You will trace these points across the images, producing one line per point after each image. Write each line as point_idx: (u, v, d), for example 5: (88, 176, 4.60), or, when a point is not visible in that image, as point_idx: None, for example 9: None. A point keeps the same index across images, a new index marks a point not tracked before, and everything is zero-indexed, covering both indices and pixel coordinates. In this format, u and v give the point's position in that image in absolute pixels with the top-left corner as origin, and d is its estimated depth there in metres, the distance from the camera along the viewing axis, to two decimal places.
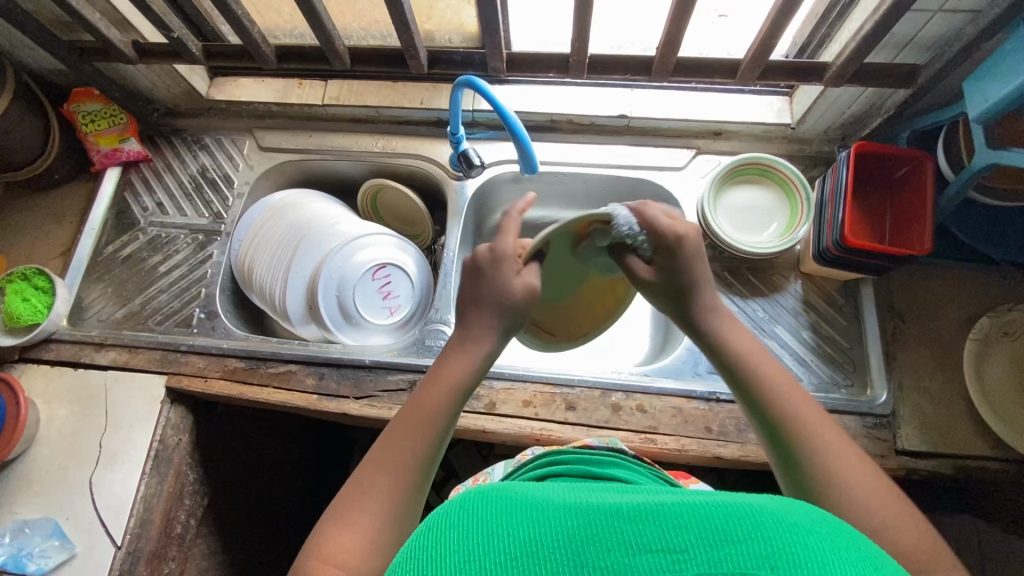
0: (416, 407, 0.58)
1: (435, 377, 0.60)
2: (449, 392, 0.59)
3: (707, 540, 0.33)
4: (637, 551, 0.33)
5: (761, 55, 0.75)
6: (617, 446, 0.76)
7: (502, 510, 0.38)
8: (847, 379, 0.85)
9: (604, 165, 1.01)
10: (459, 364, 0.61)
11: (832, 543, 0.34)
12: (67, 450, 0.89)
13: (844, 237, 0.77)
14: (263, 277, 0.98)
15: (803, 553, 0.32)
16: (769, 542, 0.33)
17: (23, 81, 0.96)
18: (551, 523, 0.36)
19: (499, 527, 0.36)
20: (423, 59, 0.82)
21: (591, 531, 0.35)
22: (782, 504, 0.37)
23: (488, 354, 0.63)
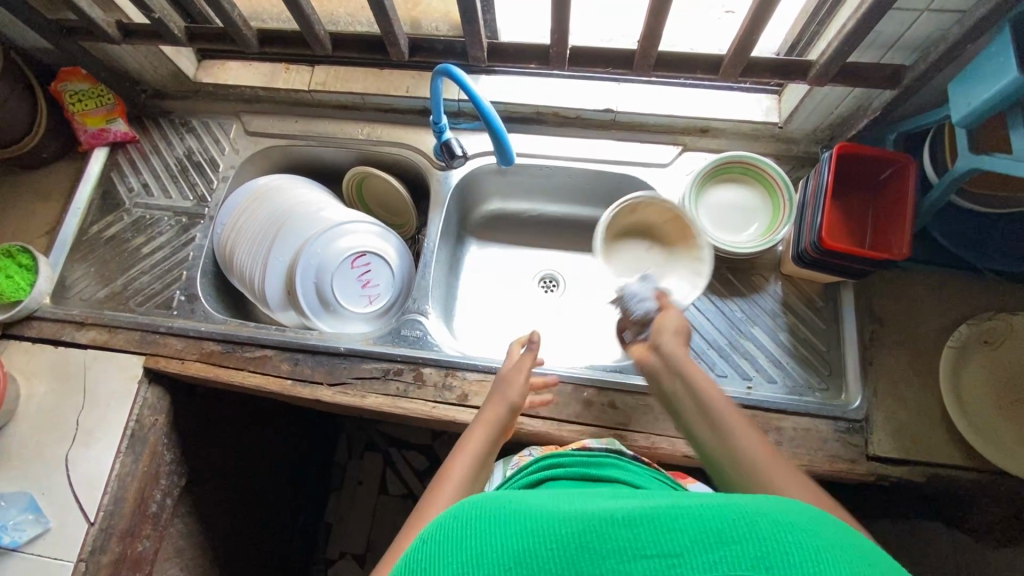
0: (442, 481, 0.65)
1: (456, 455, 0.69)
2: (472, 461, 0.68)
3: (701, 543, 0.33)
4: (632, 557, 0.33)
5: (742, 51, 0.73)
6: (616, 445, 0.77)
7: (497, 518, 0.38)
8: (822, 383, 0.84)
9: (590, 159, 1.00)
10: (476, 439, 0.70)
11: (828, 542, 0.33)
12: (45, 427, 0.90)
13: (822, 239, 0.76)
14: (244, 262, 0.99)
15: (796, 552, 0.32)
16: (763, 543, 0.32)
17: (11, 59, 0.97)
18: (547, 530, 0.36)
19: (498, 536, 0.36)
20: (403, 47, 0.81)
21: (588, 539, 0.35)
22: (778, 502, 0.36)
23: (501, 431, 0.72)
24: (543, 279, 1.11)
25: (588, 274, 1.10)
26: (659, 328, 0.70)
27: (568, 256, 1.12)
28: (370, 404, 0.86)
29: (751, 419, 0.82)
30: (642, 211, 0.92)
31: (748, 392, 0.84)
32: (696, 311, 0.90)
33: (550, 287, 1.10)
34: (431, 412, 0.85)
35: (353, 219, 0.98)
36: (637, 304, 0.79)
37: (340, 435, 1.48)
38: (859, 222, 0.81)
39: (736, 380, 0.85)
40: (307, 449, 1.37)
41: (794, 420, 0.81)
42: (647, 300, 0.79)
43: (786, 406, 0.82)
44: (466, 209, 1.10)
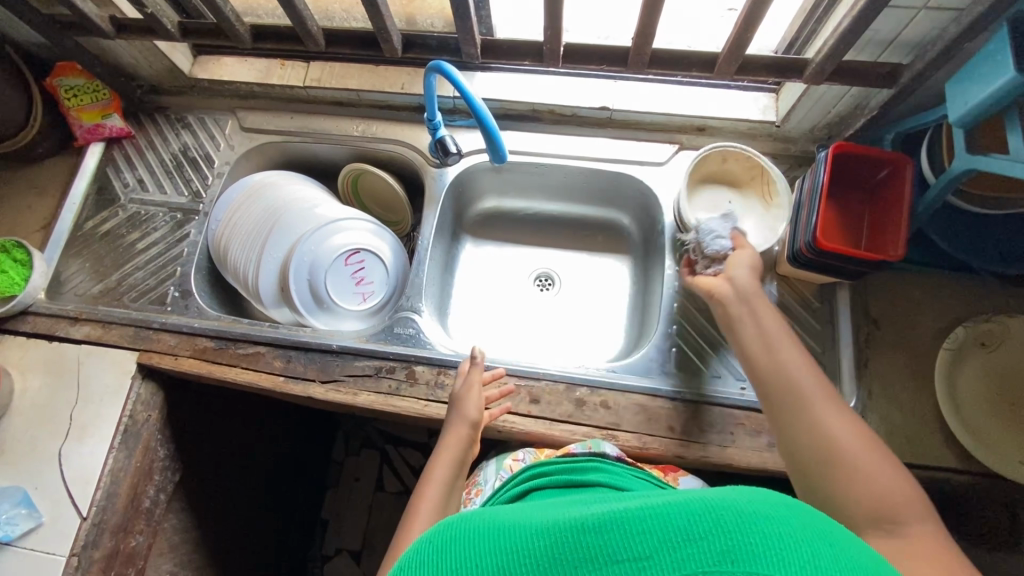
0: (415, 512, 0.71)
1: (425, 484, 0.73)
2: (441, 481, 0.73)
3: (670, 542, 0.32)
4: (603, 564, 0.32)
5: (738, 48, 0.72)
6: (601, 448, 0.76)
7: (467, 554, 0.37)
8: None
9: (585, 157, 0.99)
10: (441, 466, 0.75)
11: (790, 527, 0.33)
12: (39, 422, 0.91)
13: (817, 239, 0.75)
14: (238, 258, 0.98)
15: (761, 543, 0.32)
16: (728, 536, 0.32)
17: (6, 54, 0.96)
18: (517, 548, 0.36)
19: (468, 559, 0.37)
20: (397, 44, 0.81)
21: (556, 550, 0.34)
22: (740, 490, 0.36)
23: (464, 455, 0.77)
24: (539, 278, 1.10)
25: (584, 273, 1.10)
26: (732, 263, 0.76)
27: (564, 255, 1.11)
28: (362, 401, 0.86)
29: (745, 420, 0.81)
30: (733, 162, 0.89)
31: (742, 393, 0.83)
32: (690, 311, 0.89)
33: (546, 286, 1.09)
34: (422, 410, 0.85)
35: (351, 219, 0.98)
36: (711, 240, 0.79)
37: (337, 431, 1.48)
38: (854, 223, 0.80)
39: (730, 380, 0.85)
40: (303, 446, 1.37)
41: None
42: (722, 238, 0.79)
43: None
44: (461, 207, 1.10)
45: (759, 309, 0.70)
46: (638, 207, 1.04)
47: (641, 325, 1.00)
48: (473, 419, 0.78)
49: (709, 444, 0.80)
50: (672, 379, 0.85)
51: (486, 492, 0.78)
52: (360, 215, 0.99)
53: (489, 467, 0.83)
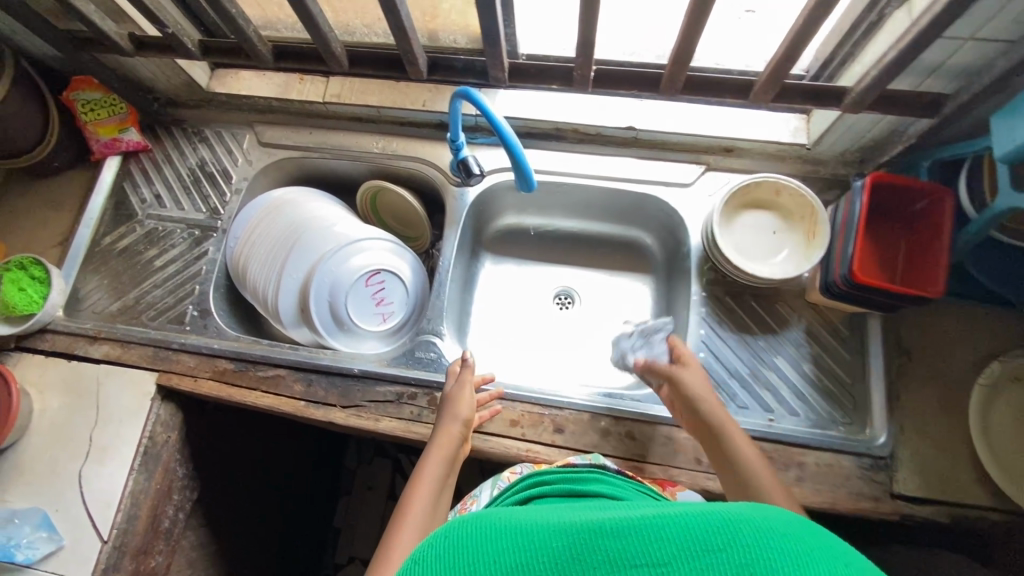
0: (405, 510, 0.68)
1: (415, 482, 0.71)
2: (432, 486, 0.71)
3: (690, 550, 0.31)
4: (621, 569, 0.32)
5: (777, 75, 0.70)
6: (601, 462, 0.75)
7: (483, 543, 0.37)
8: (846, 417, 0.83)
9: (609, 177, 0.97)
10: (433, 463, 0.73)
11: (815, 548, 0.31)
12: (59, 443, 0.90)
13: (853, 272, 0.73)
14: (257, 278, 0.97)
15: (784, 560, 0.30)
16: (750, 552, 0.31)
17: (23, 68, 0.95)
18: (536, 548, 0.35)
19: (484, 554, 0.36)
20: (422, 67, 0.79)
21: (577, 554, 0.33)
22: (765, 508, 0.35)
23: (454, 455, 0.75)
24: (558, 296, 1.09)
25: (605, 292, 1.08)
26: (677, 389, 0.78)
27: (584, 273, 1.10)
28: (383, 427, 0.85)
29: (772, 453, 0.80)
30: (787, 197, 0.86)
31: (769, 424, 0.82)
32: (718, 338, 0.88)
33: (566, 305, 1.08)
34: None
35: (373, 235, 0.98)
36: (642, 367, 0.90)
37: (349, 440, 1.47)
38: (890, 250, 0.78)
39: (758, 412, 0.83)
40: (316, 457, 1.37)
41: (816, 455, 0.80)
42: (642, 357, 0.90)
43: (809, 440, 0.80)
44: (481, 225, 1.08)
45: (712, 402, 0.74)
46: (662, 227, 1.02)
47: None
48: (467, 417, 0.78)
49: None
50: None
51: (481, 501, 0.76)
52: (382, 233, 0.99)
53: (486, 484, 0.80)
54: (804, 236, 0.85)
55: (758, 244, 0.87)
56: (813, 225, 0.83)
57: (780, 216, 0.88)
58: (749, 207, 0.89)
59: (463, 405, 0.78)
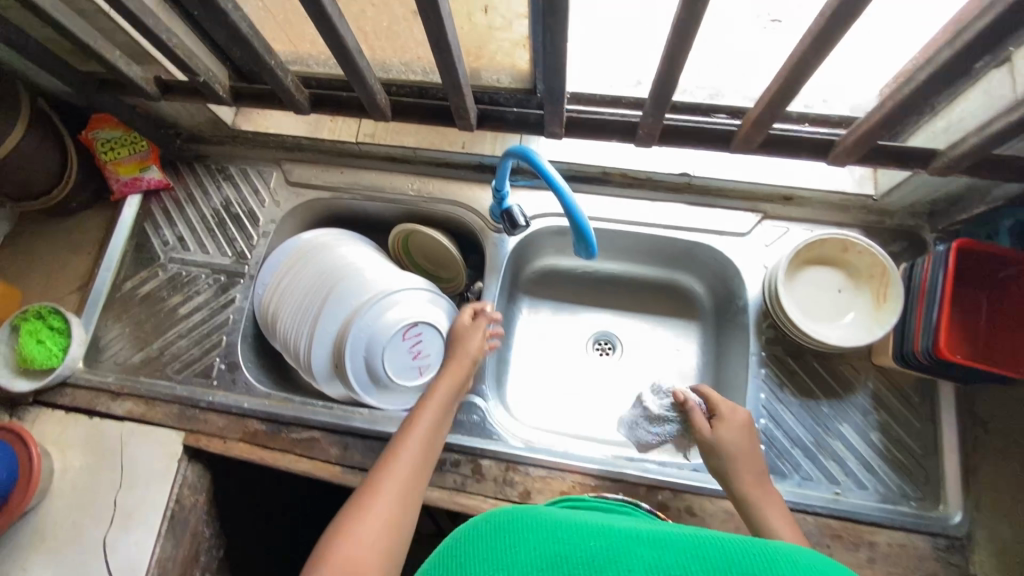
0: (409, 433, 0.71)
1: (419, 412, 0.74)
2: (440, 406, 0.75)
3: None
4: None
5: (866, 141, 0.62)
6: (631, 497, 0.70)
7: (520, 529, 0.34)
8: (917, 491, 0.78)
9: (659, 225, 0.92)
10: (439, 396, 0.76)
11: None
12: (81, 506, 0.86)
13: (937, 345, 0.68)
14: (288, 329, 0.92)
15: None
16: None
17: (39, 107, 0.90)
18: (576, 544, 0.32)
19: (519, 548, 0.32)
20: (473, 121, 0.75)
21: (618, 554, 0.31)
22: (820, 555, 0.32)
23: (462, 382, 0.80)
24: (598, 343, 1.03)
25: (649, 341, 1.02)
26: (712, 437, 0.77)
27: (627, 320, 1.04)
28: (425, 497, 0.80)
29: (841, 532, 0.75)
30: (855, 254, 0.81)
31: (836, 499, 0.77)
32: (778, 403, 0.83)
33: (606, 351, 1.02)
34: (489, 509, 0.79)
35: (410, 281, 0.93)
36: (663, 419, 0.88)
37: None
38: (974, 307, 0.72)
39: (823, 485, 0.79)
40: None
41: (888, 534, 0.75)
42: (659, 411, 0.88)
43: (880, 518, 0.76)
44: (518, 269, 1.04)
45: (740, 460, 0.73)
46: (713, 275, 0.96)
47: None
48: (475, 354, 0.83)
49: None
50: None
51: None
52: (417, 279, 0.95)
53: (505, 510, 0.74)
54: (873, 296, 0.80)
55: (824, 306, 0.82)
56: (885, 288, 0.78)
57: (846, 273, 0.83)
58: (812, 265, 0.84)
59: (472, 343, 0.82)
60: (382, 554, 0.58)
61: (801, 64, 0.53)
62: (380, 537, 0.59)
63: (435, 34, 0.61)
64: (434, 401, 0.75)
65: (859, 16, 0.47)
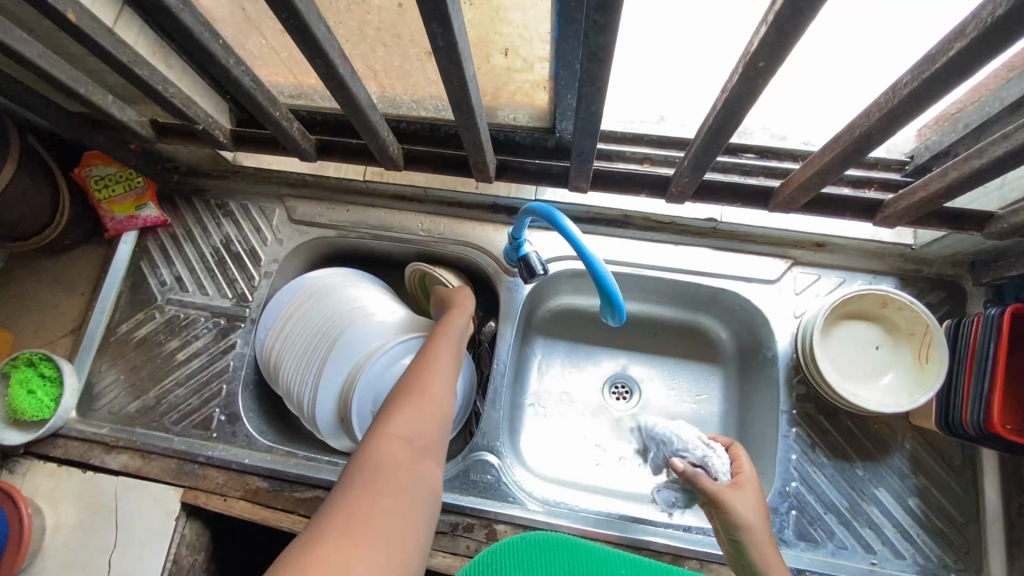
0: (427, 357, 0.70)
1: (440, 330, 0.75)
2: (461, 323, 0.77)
3: None
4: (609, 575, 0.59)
5: (919, 206, 0.58)
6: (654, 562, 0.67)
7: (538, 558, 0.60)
8: (958, 562, 0.74)
9: (683, 270, 0.88)
10: (454, 331, 0.76)
11: None
12: (73, 568, 0.81)
13: (989, 419, 0.64)
14: (292, 377, 0.88)
15: None
16: None
17: (29, 145, 0.85)
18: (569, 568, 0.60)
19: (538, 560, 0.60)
20: (492, 174, 0.71)
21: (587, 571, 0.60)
22: None
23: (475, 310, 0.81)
24: (616, 388, 0.99)
25: (668, 387, 0.98)
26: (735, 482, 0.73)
27: (646, 363, 1.00)
28: (436, 565, 0.75)
29: None
30: (894, 310, 0.76)
31: (872, 570, 0.73)
32: (811, 464, 0.78)
33: (624, 397, 0.98)
34: None
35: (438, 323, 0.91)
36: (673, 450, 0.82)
37: None
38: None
39: (858, 554, 0.74)
40: None
41: None
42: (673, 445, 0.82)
43: None
44: (532, 311, 0.99)
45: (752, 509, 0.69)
46: (739, 321, 0.92)
47: None
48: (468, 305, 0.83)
49: None
50: (793, 551, 0.74)
51: None
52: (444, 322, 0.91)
53: None
54: (912, 356, 0.75)
55: (858, 363, 0.78)
56: (926, 349, 0.73)
57: (883, 329, 0.79)
58: (847, 318, 0.79)
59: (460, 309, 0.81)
60: (418, 445, 0.59)
61: (863, 138, 0.48)
62: (423, 423, 0.61)
63: (457, 94, 0.57)
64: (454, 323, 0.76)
65: (935, 97, 0.42)
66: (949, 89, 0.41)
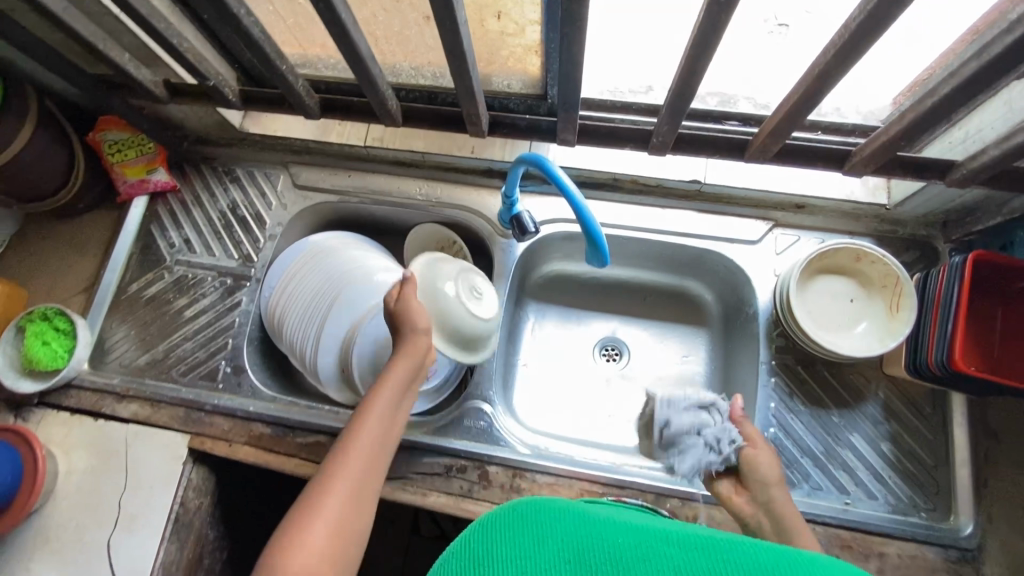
0: (350, 445, 0.65)
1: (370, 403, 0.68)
2: (394, 392, 0.70)
3: None
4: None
5: (881, 151, 0.63)
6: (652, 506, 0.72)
7: (547, 516, 0.37)
8: (928, 502, 0.77)
9: (669, 232, 0.92)
10: (373, 420, 0.67)
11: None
12: (85, 509, 0.85)
13: (952, 357, 0.67)
14: (295, 332, 0.92)
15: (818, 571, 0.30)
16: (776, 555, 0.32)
17: (47, 108, 0.89)
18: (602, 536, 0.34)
19: (543, 548, 0.34)
20: (485, 127, 0.75)
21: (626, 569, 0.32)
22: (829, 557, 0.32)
23: (420, 363, 0.72)
24: (605, 349, 1.03)
25: (655, 348, 1.02)
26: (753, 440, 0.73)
27: (635, 325, 1.04)
28: (431, 503, 0.80)
29: (850, 542, 0.75)
30: (868, 264, 0.81)
31: (846, 509, 0.77)
32: (789, 411, 0.82)
33: (613, 358, 1.02)
34: None
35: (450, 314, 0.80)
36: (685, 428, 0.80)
37: None
38: None
39: (833, 494, 0.78)
40: None
41: (898, 545, 0.75)
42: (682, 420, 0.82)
43: (890, 528, 0.75)
44: (525, 275, 1.03)
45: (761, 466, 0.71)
46: (723, 283, 0.96)
47: None
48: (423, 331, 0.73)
49: None
50: None
51: None
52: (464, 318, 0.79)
53: None
54: (885, 306, 0.80)
55: (834, 314, 0.82)
56: (897, 298, 0.78)
57: (857, 281, 0.83)
58: (824, 272, 0.83)
59: (411, 339, 0.72)
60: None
61: (822, 76, 0.53)
62: (329, 541, 0.57)
63: (450, 45, 0.61)
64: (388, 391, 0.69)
65: (882, 29, 0.46)
66: (892, 20, 0.45)
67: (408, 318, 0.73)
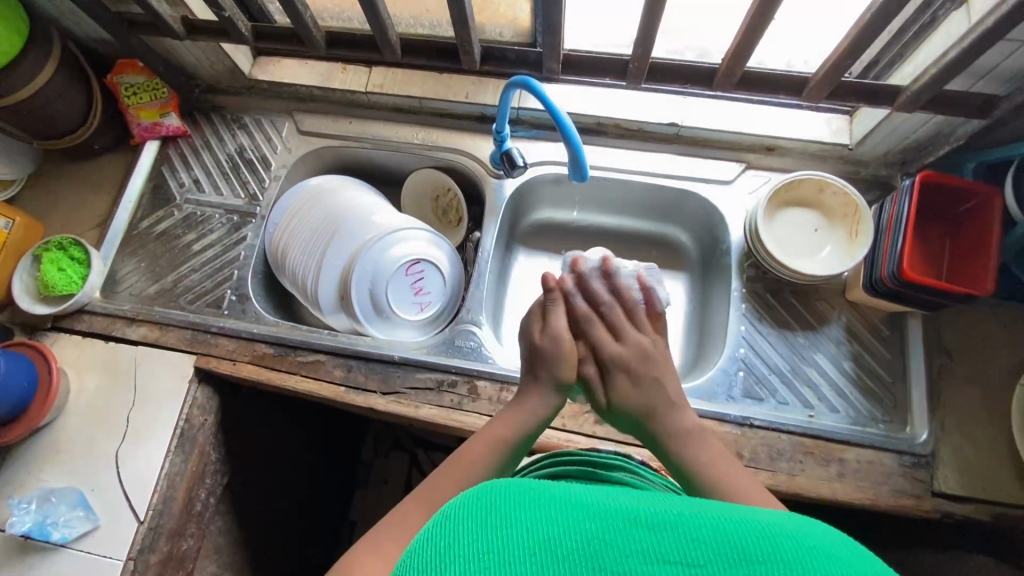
0: (436, 488, 0.56)
1: (470, 453, 0.60)
2: (498, 445, 0.61)
3: (734, 555, 0.29)
4: (657, 561, 0.29)
5: (834, 73, 0.70)
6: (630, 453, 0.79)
7: (511, 497, 0.33)
8: (886, 415, 0.83)
9: (651, 172, 0.98)
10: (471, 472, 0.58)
11: (818, 543, 0.30)
12: (95, 423, 0.90)
13: (901, 268, 0.74)
14: (296, 263, 0.97)
15: (798, 541, 0.30)
16: (758, 526, 0.31)
17: (69, 49, 0.96)
18: (568, 520, 0.31)
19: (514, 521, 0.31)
20: (477, 55, 0.82)
21: (602, 540, 0.30)
22: (803, 523, 0.32)
23: (537, 421, 0.64)
24: None
25: None
26: None
27: None
28: (424, 414, 0.85)
29: (813, 449, 0.80)
30: (830, 194, 0.87)
31: (810, 420, 0.82)
32: (758, 335, 0.88)
33: None
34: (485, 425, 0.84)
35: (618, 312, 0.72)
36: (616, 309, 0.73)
37: (366, 434, 1.42)
38: None
39: (798, 408, 0.84)
40: (336, 450, 1.33)
41: (857, 452, 0.80)
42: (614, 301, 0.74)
43: (850, 436, 0.81)
44: (516, 220, 1.08)
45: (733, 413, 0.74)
46: (699, 224, 1.02)
47: (700, 343, 0.98)
48: (559, 380, 0.64)
49: (777, 472, 0.79)
50: (739, 405, 0.84)
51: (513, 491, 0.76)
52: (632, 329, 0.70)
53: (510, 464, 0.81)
54: (845, 234, 0.86)
55: (798, 240, 0.89)
56: (856, 227, 0.84)
57: (821, 213, 0.89)
58: (793, 202, 0.90)
59: (533, 396, 0.64)
60: None
61: None
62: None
63: None
64: (492, 441, 0.61)
65: None
66: None
67: (545, 359, 0.65)
